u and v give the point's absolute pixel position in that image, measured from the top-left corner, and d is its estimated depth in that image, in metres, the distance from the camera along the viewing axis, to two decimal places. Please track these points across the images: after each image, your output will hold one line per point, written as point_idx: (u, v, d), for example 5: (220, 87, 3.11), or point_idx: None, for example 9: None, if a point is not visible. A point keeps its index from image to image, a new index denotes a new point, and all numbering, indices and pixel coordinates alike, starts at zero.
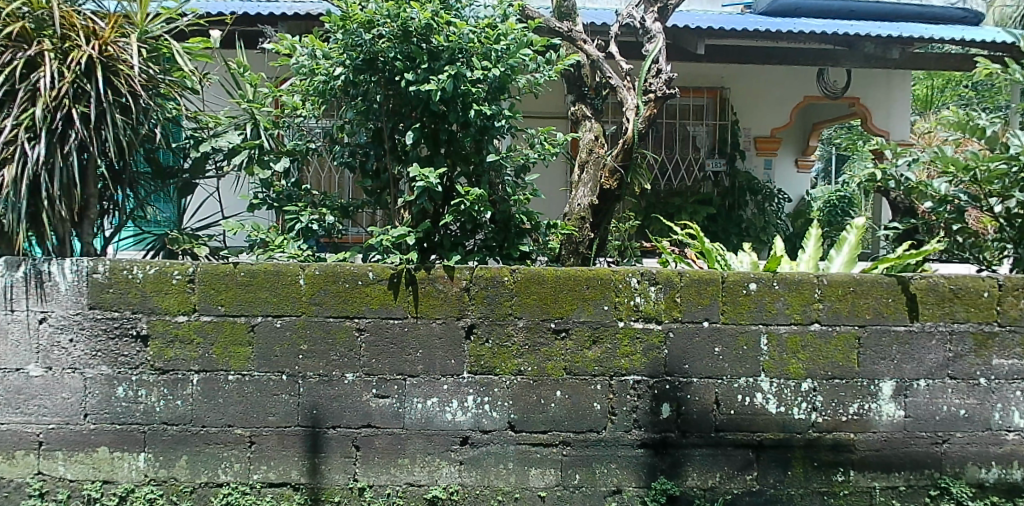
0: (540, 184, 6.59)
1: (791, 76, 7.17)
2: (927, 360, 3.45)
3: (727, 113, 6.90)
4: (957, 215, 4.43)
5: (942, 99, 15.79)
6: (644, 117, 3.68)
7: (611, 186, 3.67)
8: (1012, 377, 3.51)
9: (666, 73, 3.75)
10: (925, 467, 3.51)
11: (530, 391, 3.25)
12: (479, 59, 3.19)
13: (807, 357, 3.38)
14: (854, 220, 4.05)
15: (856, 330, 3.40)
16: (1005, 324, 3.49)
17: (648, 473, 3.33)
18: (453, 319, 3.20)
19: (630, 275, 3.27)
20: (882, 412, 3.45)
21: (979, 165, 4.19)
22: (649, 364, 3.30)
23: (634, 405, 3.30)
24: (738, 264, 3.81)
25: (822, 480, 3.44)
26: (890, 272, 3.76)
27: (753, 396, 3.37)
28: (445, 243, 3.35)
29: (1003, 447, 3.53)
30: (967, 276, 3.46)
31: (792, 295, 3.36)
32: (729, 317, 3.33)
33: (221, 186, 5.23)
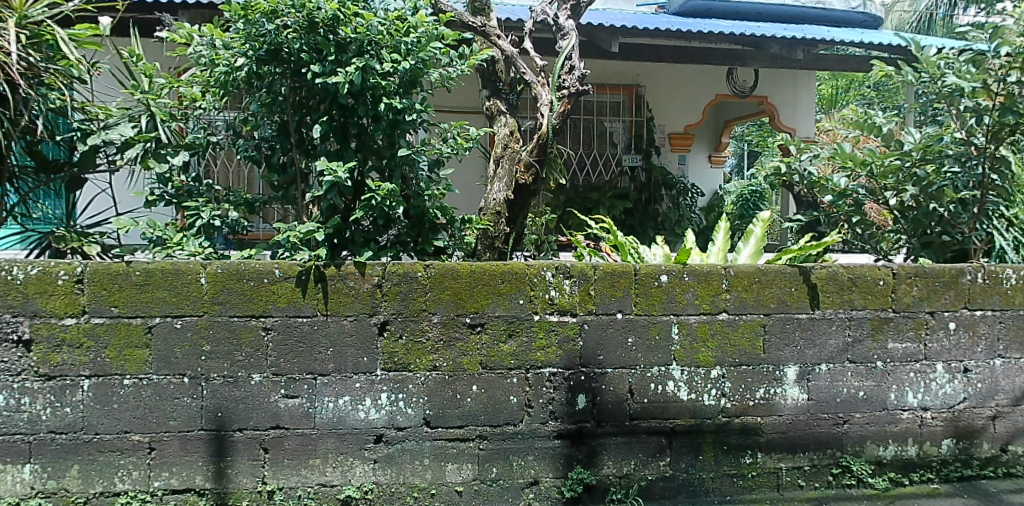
0: (456, 179, 6.59)
1: (703, 74, 7.36)
2: (828, 346, 3.62)
3: (643, 110, 7.01)
4: (855, 207, 4.66)
5: (846, 98, 16.65)
6: (558, 113, 3.71)
7: (526, 181, 3.70)
8: (906, 360, 3.72)
9: (579, 69, 3.79)
10: (827, 447, 3.68)
11: (445, 386, 3.23)
12: (389, 51, 3.16)
13: (716, 345, 3.50)
14: (760, 213, 4.19)
15: (762, 318, 3.53)
16: (899, 309, 3.70)
17: (565, 464, 3.36)
18: (365, 316, 3.15)
19: (545, 269, 3.29)
20: (787, 396, 3.60)
21: (875, 160, 4.49)
22: (564, 357, 3.34)
23: (550, 397, 3.34)
24: (651, 256, 3.91)
25: (732, 463, 3.57)
26: (792, 263, 3.93)
27: (666, 384, 3.45)
28: (357, 239, 3.28)
29: (898, 425, 3.75)
30: (864, 265, 3.65)
31: (701, 286, 3.46)
32: (642, 308, 3.40)
33: (114, 180, 4.99)
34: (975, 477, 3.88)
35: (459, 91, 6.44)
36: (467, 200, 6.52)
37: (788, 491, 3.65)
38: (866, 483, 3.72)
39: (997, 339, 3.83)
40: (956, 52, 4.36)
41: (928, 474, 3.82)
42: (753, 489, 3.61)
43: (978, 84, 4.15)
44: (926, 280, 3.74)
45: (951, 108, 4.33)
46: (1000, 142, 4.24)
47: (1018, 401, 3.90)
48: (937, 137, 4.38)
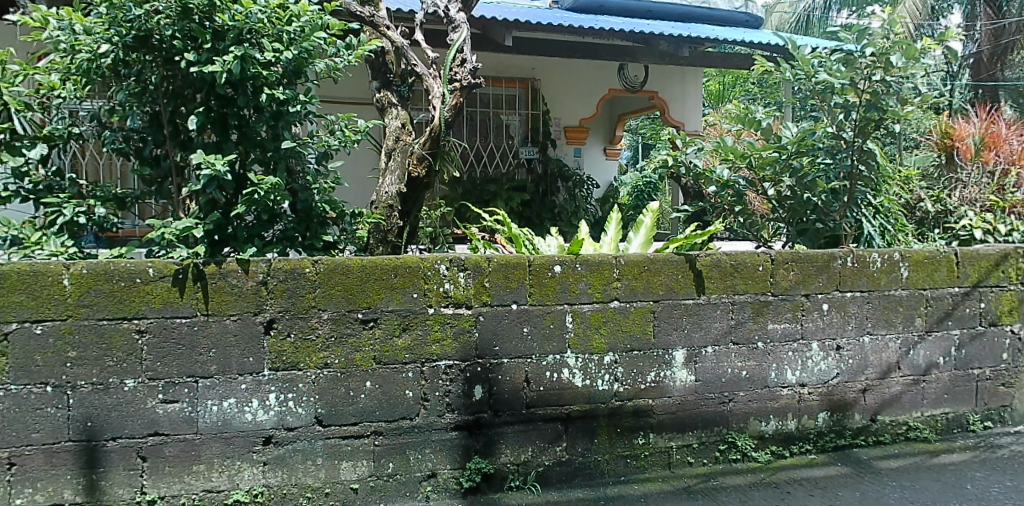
0: (345, 172, 6.43)
1: (596, 69, 7.49)
2: (713, 328, 3.79)
3: (539, 103, 7.10)
4: (737, 197, 4.93)
5: (732, 94, 17.45)
6: (451, 106, 3.69)
7: (419, 174, 3.68)
8: (785, 339, 3.95)
9: (471, 63, 3.75)
10: (714, 425, 3.86)
11: (337, 383, 3.17)
12: (270, 40, 3.05)
13: (609, 332, 3.59)
14: (649, 204, 4.36)
15: (651, 304, 3.66)
16: (777, 293, 3.92)
17: (462, 454, 3.37)
18: (250, 314, 3.04)
19: (438, 262, 3.29)
20: (676, 378, 3.74)
21: (754, 153, 4.77)
22: (460, 349, 3.34)
23: (446, 389, 3.33)
24: (545, 247, 3.97)
25: (625, 444, 3.68)
26: (679, 251, 4.09)
27: (561, 372, 3.52)
28: (239, 235, 3.15)
29: (778, 401, 3.98)
30: (745, 252, 3.84)
31: (593, 276, 3.55)
32: (536, 299, 3.45)
33: None
34: (848, 446, 4.18)
35: (349, 82, 6.33)
36: (359, 193, 6.42)
37: (678, 469, 3.80)
38: (750, 457, 3.93)
39: (865, 318, 4.12)
40: (829, 52, 4.62)
41: (806, 446, 4.08)
42: (646, 468, 3.73)
43: (847, 82, 4.44)
44: (802, 265, 3.97)
45: (823, 103, 4.64)
46: (866, 137, 4.55)
47: (884, 374, 4.21)
48: (810, 131, 4.66)
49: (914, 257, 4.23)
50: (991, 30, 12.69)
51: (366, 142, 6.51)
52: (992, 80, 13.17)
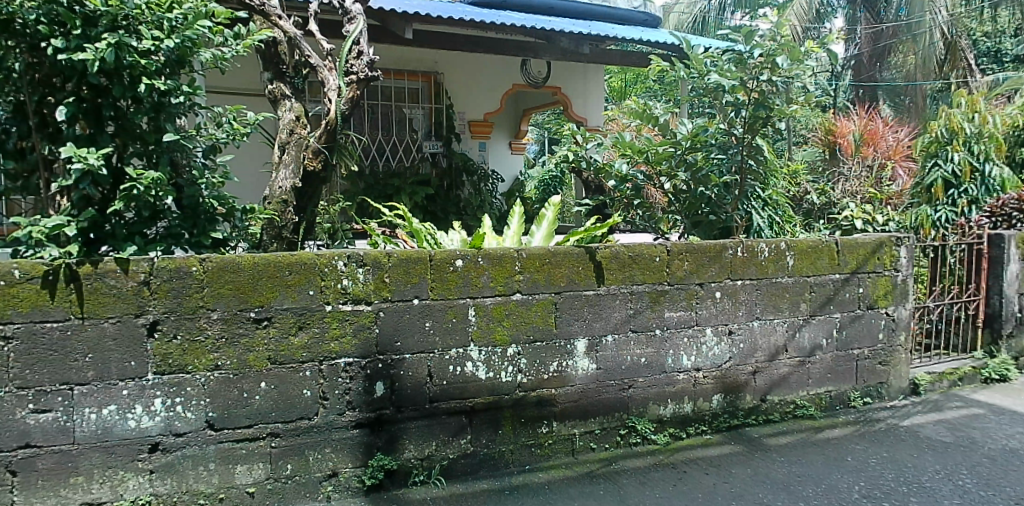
0: (236, 165, 6.25)
1: (500, 63, 7.44)
2: (613, 318, 3.89)
3: (443, 97, 6.99)
4: (635, 191, 5.13)
5: (635, 91, 17.94)
6: (347, 99, 3.61)
7: (315, 168, 3.59)
8: (681, 326, 4.09)
9: (367, 55, 3.70)
10: (615, 411, 3.96)
11: (230, 385, 3.06)
12: (150, 28, 2.92)
13: (511, 324, 3.62)
14: (551, 198, 4.41)
15: (553, 296, 3.71)
16: (673, 282, 4.05)
17: (364, 451, 3.32)
18: (131, 316, 2.90)
19: (336, 258, 3.22)
20: (578, 367, 3.82)
21: (651, 148, 4.93)
22: (360, 346, 3.29)
23: (346, 387, 3.27)
24: (448, 242, 3.95)
25: (529, 433, 3.72)
26: (580, 244, 4.16)
27: (464, 365, 3.52)
28: (118, 233, 3.00)
29: (676, 386, 4.13)
30: (642, 244, 3.95)
31: (495, 269, 3.56)
32: (438, 293, 3.43)
33: None
34: (741, 425, 4.38)
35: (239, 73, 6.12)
36: (250, 188, 6.26)
37: (582, 455, 3.88)
38: (649, 440, 4.06)
39: (755, 304, 4.33)
40: (721, 52, 4.84)
41: (702, 427, 4.25)
42: (550, 456, 3.79)
43: (737, 81, 4.63)
44: (695, 256, 4.11)
45: (715, 101, 4.84)
46: (755, 134, 4.75)
47: (772, 357, 4.44)
48: (703, 127, 4.87)
49: (799, 246, 4.46)
50: (869, 33, 13.86)
51: (258, 135, 6.32)
52: (871, 81, 14.77)
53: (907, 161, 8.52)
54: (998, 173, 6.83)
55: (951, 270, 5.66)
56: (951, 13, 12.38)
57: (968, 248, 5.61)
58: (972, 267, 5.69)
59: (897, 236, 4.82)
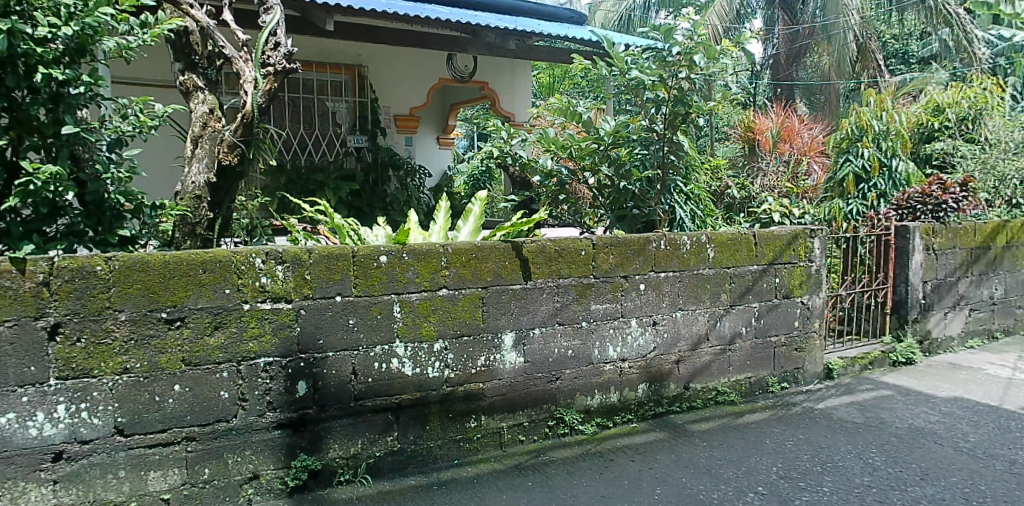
0: (144, 159, 6.00)
1: (426, 57, 7.27)
2: (540, 311, 3.91)
3: (367, 91, 6.84)
4: (559, 187, 5.26)
5: (563, 87, 18.10)
6: (264, 92, 3.45)
7: (231, 162, 3.42)
8: (606, 318, 4.15)
9: (285, 47, 3.55)
10: (543, 403, 3.99)
11: (140, 389, 2.94)
12: (45, 14, 2.78)
13: (437, 319, 3.60)
14: (477, 193, 4.40)
15: (480, 291, 3.70)
16: (599, 275, 4.11)
17: (287, 452, 3.24)
18: (29, 319, 2.75)
19: (254, 255, 3.13)
20: (506, 361, 3.83)
21: (573, 144, 5.00)
22: (280, 344, 3.21)
23: (266, 387, 3.19)
24: (372, 237, 3.87)
25: (458, 428, 3.71)
26: (506, 239, 4.17)
27: (390, 362, 3.48)
28: (13, 232, 2.86)
29: (602, 377, 4.19)
30: (568, 238, 3.99)
31: (420, 265, 3.53)
32: (362, 290, 3.38)
33: None
34: (666, 413, 4.48)
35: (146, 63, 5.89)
36: (159, 183, 6.05)
37: (510, 447, 3.89)
38: (577, 430, 4.11)
39: (677, 295, 4.43)
40: (641, 50, 4.86)
41: (628, 416, 4.33)
42: (479, 449, 3.79)
43: (655, 79, 4.73)
44: (620, 249, 4.17)
45: (637, 98, 4.94)
46: (675, 130, 4.86)
47: (695, 346, 4.55)
48: (626, 124, 4.98)
49: (719, 238, 4.58)
50: (787, 34, 14.27)
51: (167, 128, 6.10)
52: (788, 79, 15.10)
53: (821, 156, 8.97)
54: (904, 167, 7.25)
55: (862, 259, 5.97)
56: (862, 17, 13.01)
57: (876, 239, 5.94)
58: (880, 256, 6.02)
59: (810, 229, 5.01)
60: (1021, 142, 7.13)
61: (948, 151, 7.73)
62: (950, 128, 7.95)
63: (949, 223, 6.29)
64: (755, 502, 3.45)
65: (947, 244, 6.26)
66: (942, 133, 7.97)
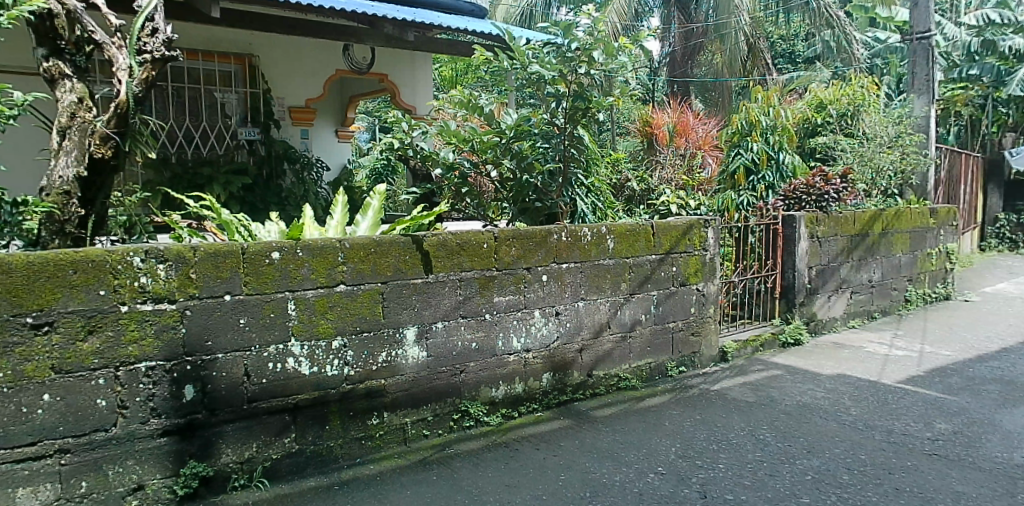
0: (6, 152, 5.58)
1: (322, 48, 7.06)
2: (442, 305, 3.88)
3: (258, 81, 6.55)
4: (462, 180, 5.20)
5: (465, 81, 18.09)
6: (140, 80, 3.29)
7: (104, 155, 3.21)
8: (509, 310, 4.17)
9: (163, 33, 3.39)
10: (447, 396, 3.97)
11: (4, 400, 2.72)
12: None
13: (335, 316, 3.51)
14: (376, 187, 4.30)
15: (379, 286, 3.64)
16: (501, 268, 4.11)
17: (175, 460, 3.09)
18: None
19: (132, 254, 2.95)
20: (408, 356, 3.78)
21: (476, 138, 5.06)
22: (164, 347, 3.05)
23: (149, 393, 3.02)
24: (264, 233, 3.74)
25: (359, 426, 3.63)
26: (407, 233, 4.10)
27: (285, 362, 3.36)
28: None
29: (506, 368, 4.20)
30: (470, 231, 3.96)
31: (316, 261, 3.43)
32: (253, 288, 3.25)
33: None
34: (570, 401, 4.54)
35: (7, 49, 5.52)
36: (23, 177, 5.66)
37: (414, 442, 3.84)
38: (482, 422, 4.10)
39: (579, 285, 4.50)
40: (541, 44, 4.97)
41: (533, 405, 4.36)
42: (382, 446, 3.73)
43: (556, 73, 4.80)
44: (522, 241, 4.19)
45: (538, 93, 4.97)
46: (575, 124, 4.93)
47: (597, 334, 4.63)
48: (526, 117, 5.00)
49: (618, 230, 4.68)
50: (681, 32, 14.70)
51: (31, 119, 5.72)
52: (684, 77, 15.30)
53: (715, 150, 9.12)
54: (790, 160, 7.61)
55: (752, 248, 6.22)
56: (752, 17, 13.74)
57: (766, 228, 6.22)
58: (769, 245, 6.29)
59: (705, 219, 5.18)
60: (893, 137, 7.82)
61: (830, 145, 8.05)
62: (831, 123, 8.45)
63: (831, 213, 6.68)
64: (656, 482, 3.54)
65: (829, 232, 6.62)
66: (824, 129, 8.46)
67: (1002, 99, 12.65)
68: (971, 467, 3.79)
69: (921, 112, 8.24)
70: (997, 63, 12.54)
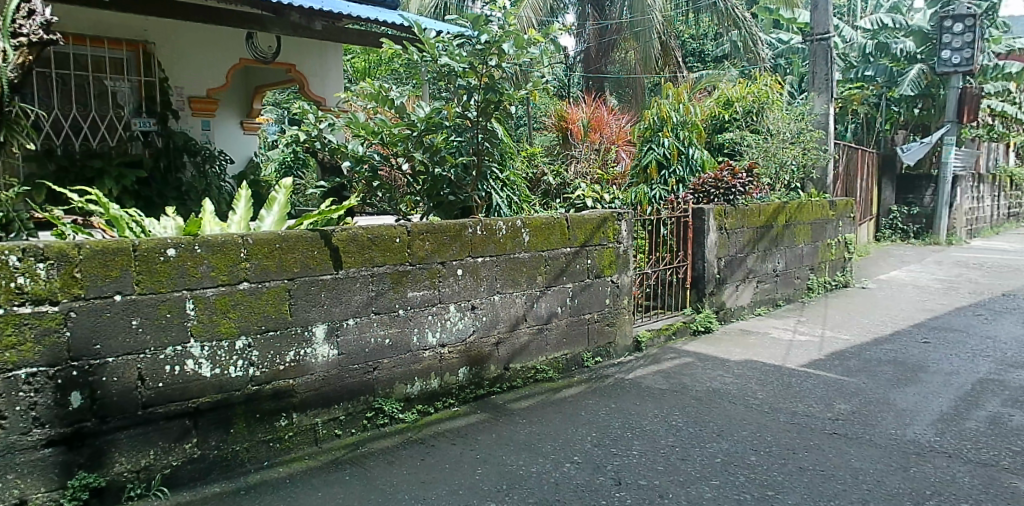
0: None
1: (223, 36, 6.76)
2: (353, 301, 3.77)
3: (154, 69, 6.22)
4: (372, 173, 5.13)
5: (380, 74, 17.78)
6: (16, 65, 3.05)
7: None
8: (424, 305, 4.11)
9: (41, 16, 3.15)
10: (360, 394, 3.87)
11: None
12: None
13: (238, 316, 3.36)
14: (282, 180, 4.15)
15: (286, 283, 3.51)
16: (415, 262, 4.04)
17: (62, 471, 2.91)
18: None
19: (8, 253, 2.76)
20: (318, 355, 3.66)
21: (384, 130, 4.97)
22: (47, 353, 2.86)
23: (31, 402, 2.83)
24: (159, 229, 3.54)
25: (267, 428, 3.50)
26: (315, 228, 3.97)
27: (184, 364, 3.20)
28: None
29: (422, 363, 4.14)
30: (381, 225, 3.87)
31: (216, 258, 3.27)
32: (146, 287, 3.08)
33: None
34: (487, 394, 4.52)
35: None
36: None
37: (326, 443, 3.73)
38: (398, 419, 4.03)
39: (495, 279, 4.47)
40: (451, 37, 4.85)
41: (449, 400, 4.31)
42: (292, 448, 3.60)
43: (466, 66, 4.72)
44: (436, 235, 4.13)
45: (449, 85, 4.90)
46: (488, 117, 4.90)
47: (513, 327, 4.62)
48: (438, 110, 4.94)
49: (533, 223, 4.67)
50: (595, 29, 14.96)
51: None
52: (598, 73, 15.57)
53: (628, 145, 9.34)
54: (699, 155, 7.81)
55: (664, 240, 6.33)
56: (664, 15, 14.08)
57: (677, 221, 6.34)
58: (680, 237, 6.43)
59: (618, 212, 5.25)
60: (796, 133, 8.35)
61: (736, 141, 8.33)
62: (737, 120, 8.51)
63: (738, 206, 6.90)
64: (572, 471, 3.56)
65: (736, 224, 6.85)
66: (732, 125, 8.51)
67: (895, 98, 13.49)
68: (868, 444, 3.98)
69: (820, 111, 8.62)
70: (890, 65, 13.36)
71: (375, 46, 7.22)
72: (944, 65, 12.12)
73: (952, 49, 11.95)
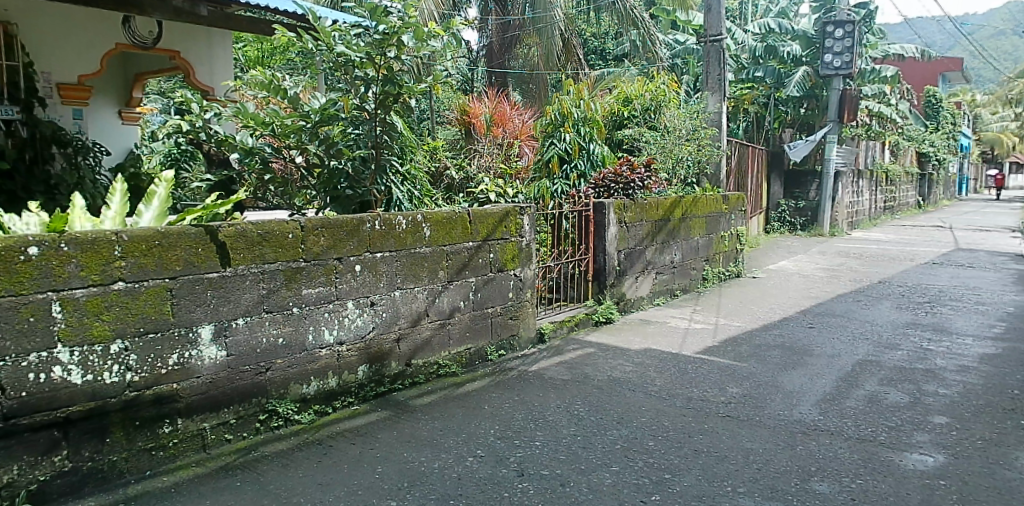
0: None
1: (95, 19, 6.34)
2: (242, 300, 3.60)
3: (16, 52, 5.70)
4: (264, 166, 4.94)
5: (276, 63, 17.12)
6: None
7: None
8: (319, 302, 3.97)
9: None
10: (252, 397, 3.70)
11: None
12: None
13: (113, 318, 3.14)
14: (163, 173, 3.91)
15: (167, 282, 3.30)
16: (310, 258, 3.89)
17: None
18: None
19: None
20: (204, 357, 3.47)
21: (274, 121, 4.85)
22: None
23: None
24: (20, 226, 3.26)
25: (148, 435, 3.30)
26: (199, 223, 3.76)
27: (51, 371, 2.96)
28: None
29: (318, 363, 4.00)
30: (272, 221, 3.71)
31: (86, 256, 3.04)
32: (3, 289, 2.83)
33: None
34: (387, 392, 4.42)
35: None
36: None
37: (215, 448, 3.56)
38: (293, 421, 3.88)
39: (395, 275, 4.38)
40: (349, 27, 4.63)
41: (349, 399, 4.20)
42: (177, 456, 3.41)
43: (363, 56, 4.54)
44: (331, 231, 4.00)
45: (345, 76, 4.73)
46: (387, 110, 4.77)
47: (414, 323, 4.54)
48: (332, 102, 4.79)
49: (434, 218, 4.60)
50: (497, 25, 14.77)
51: None
52: (501, 67, 15.30)
53: (532, 140, 9.27)
54: (599, 151, 7.99)
55: (566, 233, 6.40)
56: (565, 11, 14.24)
57: (578, 214, 6.41)
58: (582, 230, 6.52)
59: (520, 207, 5.25)
60: (690, 130, 8.64)
61: (635, 137, 8.54)
62: (636, 116, 8.83)
63: (636, 200, 7.05)
64: (474, 465, 3.53)
65: (635, 217, 7.00)
66: (630, 122, 8.82)
67: (782, 99, 14.20)
68: (758, 425, 4.15)
69: (714, 109, 8.93)
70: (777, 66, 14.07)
71: (268, 34, 6.92)
72: (827, 67, 12.83)
73: (833, 53, 12.68)
